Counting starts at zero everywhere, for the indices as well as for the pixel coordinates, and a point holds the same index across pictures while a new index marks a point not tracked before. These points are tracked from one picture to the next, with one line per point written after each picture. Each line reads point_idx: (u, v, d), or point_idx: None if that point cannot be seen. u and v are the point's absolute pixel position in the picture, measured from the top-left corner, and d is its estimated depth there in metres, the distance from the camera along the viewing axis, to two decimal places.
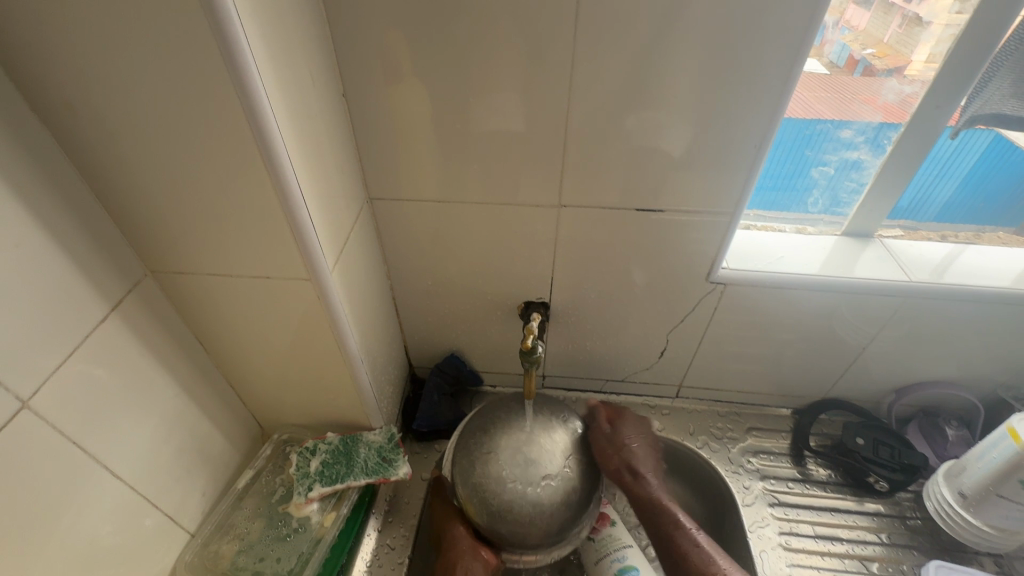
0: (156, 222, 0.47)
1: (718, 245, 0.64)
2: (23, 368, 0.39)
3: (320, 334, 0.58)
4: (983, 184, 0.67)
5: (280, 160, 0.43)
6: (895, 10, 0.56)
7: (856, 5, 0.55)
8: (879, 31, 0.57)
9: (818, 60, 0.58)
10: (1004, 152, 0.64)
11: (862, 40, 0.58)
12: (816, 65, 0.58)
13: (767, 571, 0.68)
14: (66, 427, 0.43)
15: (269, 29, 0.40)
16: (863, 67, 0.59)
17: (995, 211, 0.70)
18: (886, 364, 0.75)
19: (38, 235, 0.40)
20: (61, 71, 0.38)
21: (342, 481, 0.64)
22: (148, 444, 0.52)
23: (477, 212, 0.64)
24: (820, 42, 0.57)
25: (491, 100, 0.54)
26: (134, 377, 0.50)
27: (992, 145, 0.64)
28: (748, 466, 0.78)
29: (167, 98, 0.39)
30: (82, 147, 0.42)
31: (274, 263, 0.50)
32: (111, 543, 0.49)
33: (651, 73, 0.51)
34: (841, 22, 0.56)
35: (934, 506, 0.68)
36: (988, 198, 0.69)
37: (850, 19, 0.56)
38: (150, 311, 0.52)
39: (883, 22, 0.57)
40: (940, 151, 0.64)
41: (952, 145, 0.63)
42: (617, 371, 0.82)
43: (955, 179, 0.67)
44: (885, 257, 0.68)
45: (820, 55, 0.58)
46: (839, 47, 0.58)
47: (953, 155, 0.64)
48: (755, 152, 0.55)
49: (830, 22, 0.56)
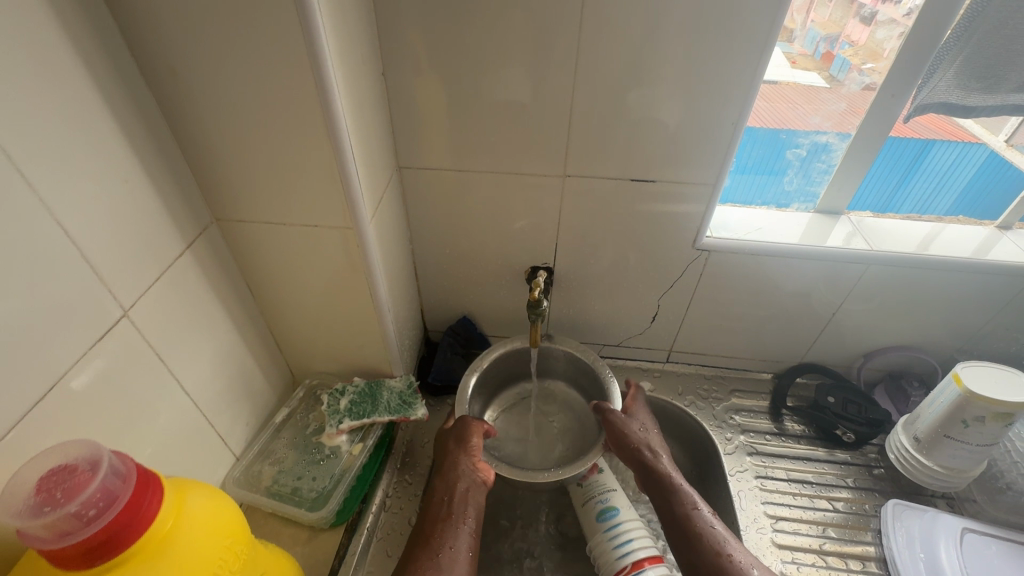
0: (226, 174, 0.56)
1: (701, 216, 0.72)
2: (126, 283, 0.49)
3: (355, 284, 0.66)
4: (978, 197, 0.76)
5: (337, 122, 0.51)
6: (891, 27, 0.62)
7: (855, 21, 0.64)
8: (882, 45, 0.64)
9: (817, 74, 0.68)
10: (999, 167, 0.73)
11: (863, 54, 0.65)
12: (816, 78, 0.68)
13: (743, 507, 0.76)
14: (152, 340, 0.52)
15: (334, 14, 0.49)
16: (863, 80, 0.66)
17: (986, 211, 0.78)
18: (855, 329, 0.84)
19: (140, 178, 0.50)
20: (167, 42, 0.47)
21: (368, 416, 0.72)
22: (209, 368, 0.61)
23: (492, 182, 0.73)
24: (821, 55, 0.67)
25: (509, 82, 0.63)
26: (201, 308, 0.59)
27: (988, 160, 0.73)
28: (730, 421, 0.86)
29: (248, 67, 0.48)
30: (174, 106, 0.51)
31: (322, 215, 0.59)
32: (179, 446, 0.58)
33: (647, 60, 0.60)
34: (841, 37, 0.65)
35: (895, 456, 0.77)
36: (989, 204, 0.77)
37: (850, 34, 0.65)
38: (213, 253, 0.61)
39: (883, 38, 0.63)
40: (938, 163, 0.73)
41: (951, 158, 0.72)
42: (613, 336, 0.91)
43: (953, 191, 0.76)
44: (852, 230, 0.77)
45: (820, 69, 0.68)
46: (840, 60, 0.66)
47: (952, 168, 0.74)
48: (730, 133, 0.65)
49: (829, 36, 0.65)
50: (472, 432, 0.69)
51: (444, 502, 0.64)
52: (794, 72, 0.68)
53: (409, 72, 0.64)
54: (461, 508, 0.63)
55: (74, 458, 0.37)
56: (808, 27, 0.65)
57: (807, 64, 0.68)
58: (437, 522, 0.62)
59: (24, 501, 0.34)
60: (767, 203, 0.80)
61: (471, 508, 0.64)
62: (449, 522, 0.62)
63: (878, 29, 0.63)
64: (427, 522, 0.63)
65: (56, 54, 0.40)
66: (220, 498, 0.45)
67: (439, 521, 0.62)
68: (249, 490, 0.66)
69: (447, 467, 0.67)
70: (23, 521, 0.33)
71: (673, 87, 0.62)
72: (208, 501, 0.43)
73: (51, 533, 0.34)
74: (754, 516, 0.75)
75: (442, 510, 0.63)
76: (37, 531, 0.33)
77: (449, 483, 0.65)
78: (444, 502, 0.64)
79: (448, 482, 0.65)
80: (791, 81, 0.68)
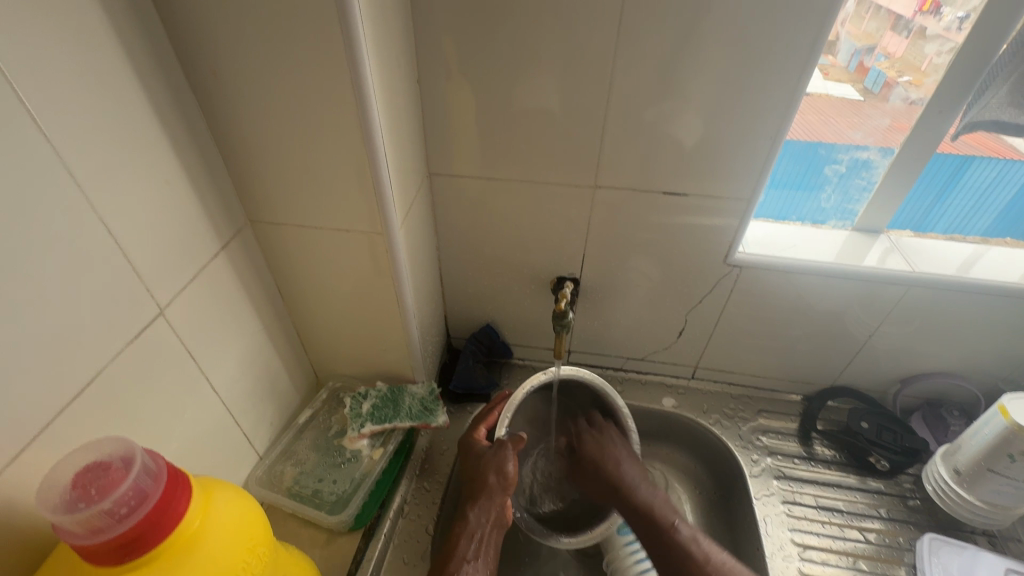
0: (261, 177, 0.58)
1: (735, 230, 0.71)
2: (163, 282, 0.50)
3: (383, 290, 0.67)
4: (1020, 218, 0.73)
5: (372, 129, 0.52)
6: (929, 41, 0.61)
7: (891, 34, 0.63)
8: (918, 59, 0.63)
9: (852, 86, 0.68)
10: None
11: (899, 67, 0.64)
12: (850, 89, 0.68)
13: (767, 533, 0.74)
14: (185, 339, 0.54)
15: (373, 20, 0.49)
16: (898, 93, 0.65)
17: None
18: (892, 353, 0.81)
19: (179, 180, 0.51)
20: (213, 48, 0.48)
21: (390, 422, 0.73)
22: (237, 368, 0.62)
23: (520, 191, 0.72)
24: (856, 66, 0.66)
25: (541, 92, 0.63)
26: (231, 308, 0.60)
27: None
28: (757, 442, 0.84)
29: (288, 74, 0.49)
30: (216, 110, 0.53)
31: (353, 220, 0.60)
32: (205, 444, 0.59)
33: (683, 71, 0.59)
34: (877, 49, 0.65)
35: (933, 487, 0.74)
36: None
37: (886, 46, 0.64)
38: (245, 255, 0.62)
39: (919, 52, 0.62)
40: (976, 181, 0.70)
41: (989, 176, 0.69)
42: (638, 350, 0.90)
43: (992, 212, 0.73)
44: (891, 250, 0.74)
45: (855, 81, 0.67)
46: (874, 72, 0.66)
47: (990, 187, 0.70)
48: (769, 145, 0.63)
49: (865, 48, 0.65)
50: (512, 462, 0.67)
51: (471, 540, 0.63)
52: (827, 84, 0.67)
53: (442, 79, 0.64)
54: (483, 551, 0.63)
55: (108, 455, 0.38)
56: (844, 37, 0.64)
57: (841, 75, 0.67)
58: (463, 562, 0.61)
59: (61, 496, 0.35)
60: (802, 220, 0.78)
61: (490, 552, 0.64)
62: (471, 563, 0.61)
63: (915, 41, 0.62)
64: (449, 559, 0.61)
65: (105, 57, 0.42)
66: (245, 498, 0.46)
67: (463, 560, 0.61)
68: (271, 490, 0.67)
69: (482, 500, 0.66)
70: (59, 516, 0.34)
71: (709, 100, 0.60)
72: (233, 501, 0.44)
73: (85, 529, 0.35)
74: (780, 543, 0.73)
75: (466, 548, 0.62)
76: (72, 526, 0.34)
77: (480, 519, 0.65)
78: (472, 540, 0.63)
79: (479, 519, 0.65)
80: (824, 92, 0.67)
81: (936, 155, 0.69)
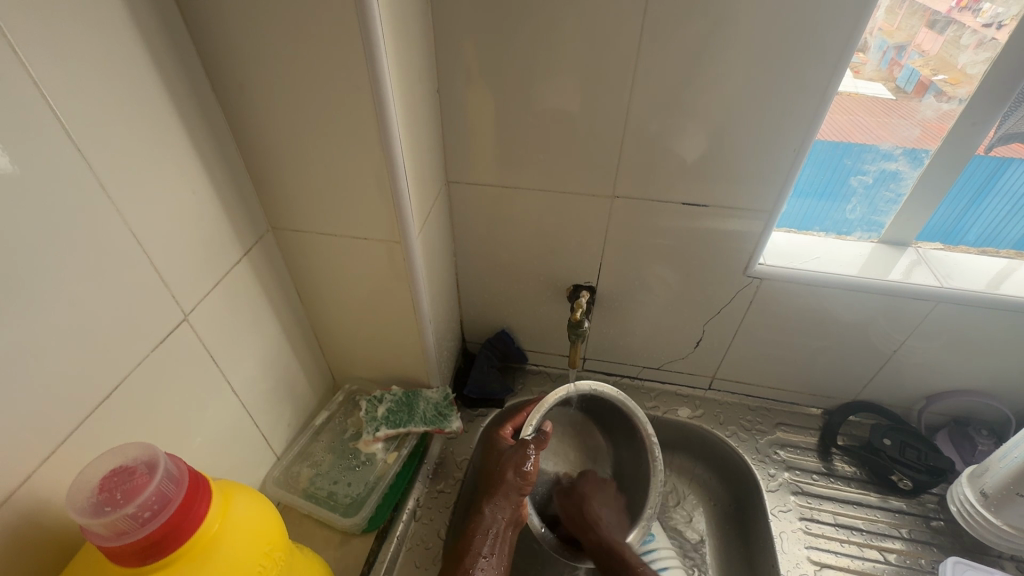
0: (282, 184, 0.59)
1: (757, 239, 0.69)
2: (188, 289, 0.52)
3: (400, 297, 0.67)
4: None
5: (391, 139, 0.52)
6: (967, 38, 0.58)
7: (927, 30, 0.60)
8: (953, 59, 0.60)
9: (884, 85, 0.63)
10: None
11: (933, 65, 0.61)
12: (881, 89, 0.63)
13: (784, 550, 0.73)
14: (209, 343, 0.55)
15: (394, 30, 0.50)
16: (933, 92, 0.62)
17: None
18: (919, 369, 0.78)
19: (203, 190, 0.52)
20: (239, 60, 0.50)
21: (404, 426, 0.74)
22: (257, 370, 0.64)
23: (537, 199, 0.72)
24: (887, 65, 0.62)
25: (559, 103, 0.63)
26: (252, 312, 0.62)
27: None
28: (774, 456, 0.82)
29: (309, 85, 0.50)
30: (240, 120, 0.54)
31: (372, 227, 0.60)
32: (225, 444, 0.60)
33: (704, 79, 0.58)
34: (910, 47, 0.61)
35: (957, 509, 0.72)
36: None
37: (920, 43, 0.61)
38: (267, 260, 0.64)
39: (956, 51, 0.60)
40: (1010, 187, 0.66)
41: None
42: (654, 359, 0.89)
43: None
44: (919, 264, 0.72)
45: (885, 80, 0.63)
46: (907, 71, 0.62)
47: None
48: (792, 155, 0.62)
49: (897, 47, 0.61)
50: (531, 462, 0.68)
51: (487, 536, 0.64)
52: (857, 83, 0.63)
53: (461, 86, 0.64)
54: (497, 548, 0.64)
55: (132, 459, 0.39)
56: (876, 35, 0.60)
57: (872, 75, 0.63)
58: (477, 560, 0.62)
59: (88, 499, 0.37)
60: (825, 230, 0.76)
61: (505, 550, 0.65)
62: (485, 558, 0.63)
63: (952, 37, 0.59)
64: (464, 555, 0.63)
65: (136, 72, 0.43)
66: (263, 502, 0.47)
67: (477, 556, 0.63)
68: (287, 490, 0.69)
69: (495, 497, 0.67)
70: (86, 518, 0.35)
71: (731, 108, 0.60)
72: (251, 504, 0.45)
73: (109, 531, 0.36)
74: (796, 561, 0.72)
75: (480, 546, 0.63)
76: (98, 528, 0.36)
77: (495, 517, 0.66)
78: (487, 537, 0.64)
79: (491, 516, 0.65)
80: (853, 92, 0.63)
81: (976, 157, 0.64)
